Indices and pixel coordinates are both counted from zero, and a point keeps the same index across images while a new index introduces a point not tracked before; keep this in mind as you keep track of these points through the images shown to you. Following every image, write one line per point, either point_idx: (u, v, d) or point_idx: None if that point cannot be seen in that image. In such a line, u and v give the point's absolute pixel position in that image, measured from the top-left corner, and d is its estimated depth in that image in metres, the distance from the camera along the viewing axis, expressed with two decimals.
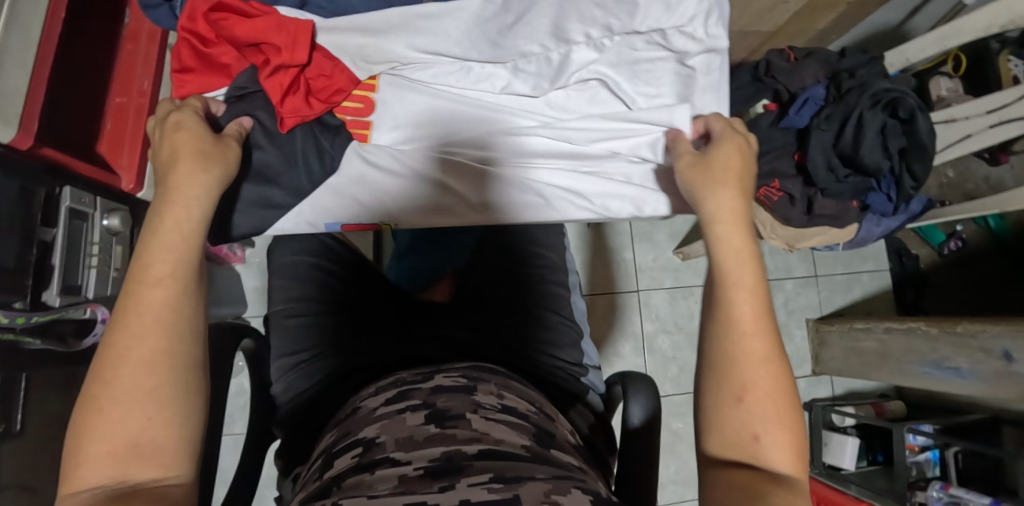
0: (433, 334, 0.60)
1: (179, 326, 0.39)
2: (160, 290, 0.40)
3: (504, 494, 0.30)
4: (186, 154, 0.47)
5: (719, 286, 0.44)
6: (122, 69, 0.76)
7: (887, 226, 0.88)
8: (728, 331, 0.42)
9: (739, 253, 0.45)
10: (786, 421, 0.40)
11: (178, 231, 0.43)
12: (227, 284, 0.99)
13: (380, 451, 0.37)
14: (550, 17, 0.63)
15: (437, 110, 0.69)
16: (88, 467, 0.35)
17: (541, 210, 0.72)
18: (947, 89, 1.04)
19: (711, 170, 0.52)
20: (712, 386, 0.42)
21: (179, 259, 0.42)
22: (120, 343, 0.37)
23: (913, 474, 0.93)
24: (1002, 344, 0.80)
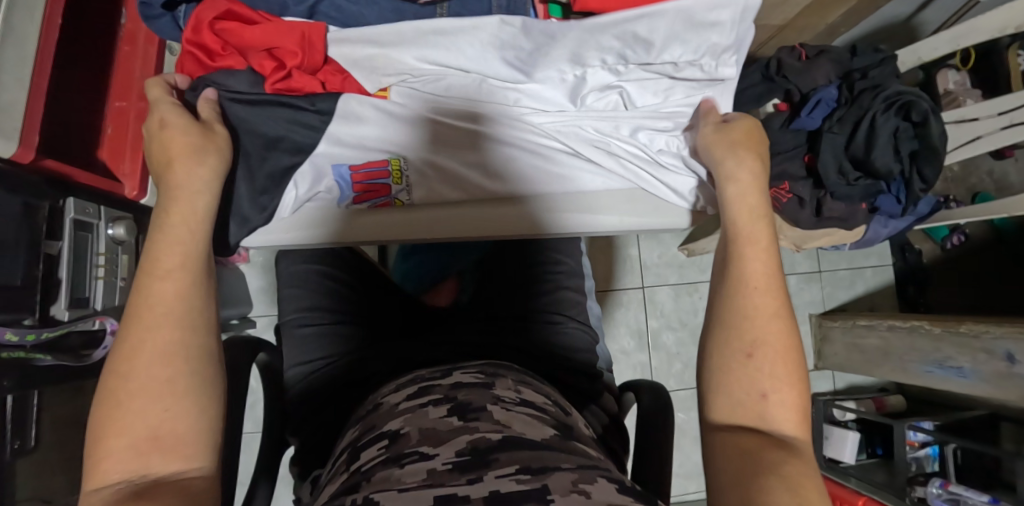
0: (447, 341, 0.58)
1: (193, 318, 0.40)
2: (173, 283, 0.41)
3: (532, 485, 0.29)
4: (178, 152, 0.48)
5: (733, 242, 0.49)
6: (121, 72, 0.76)
7: (894, 227, 0.90)
8: (737, 283, 0.45)
9: (753, 208, 0.51)
10: (791, 379, 0.41)
11: (185, 227, 0.44)
12: (233, 286, 0.99)
13: (406, 444, 0.37)
14: (567, 47, 0.58)
15: (448, 106, 0.66)
16: (110, 461, 0.34)
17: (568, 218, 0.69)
18: (954, 83, 1.02)
19: (731, 135, 0.57)
20: (721, 342, 0.44)
21: (188, 252, 0.43)
22: (140, 330, 0.38)
23: (913, 470, 0.97)
24: (1004, 346, 0.81)
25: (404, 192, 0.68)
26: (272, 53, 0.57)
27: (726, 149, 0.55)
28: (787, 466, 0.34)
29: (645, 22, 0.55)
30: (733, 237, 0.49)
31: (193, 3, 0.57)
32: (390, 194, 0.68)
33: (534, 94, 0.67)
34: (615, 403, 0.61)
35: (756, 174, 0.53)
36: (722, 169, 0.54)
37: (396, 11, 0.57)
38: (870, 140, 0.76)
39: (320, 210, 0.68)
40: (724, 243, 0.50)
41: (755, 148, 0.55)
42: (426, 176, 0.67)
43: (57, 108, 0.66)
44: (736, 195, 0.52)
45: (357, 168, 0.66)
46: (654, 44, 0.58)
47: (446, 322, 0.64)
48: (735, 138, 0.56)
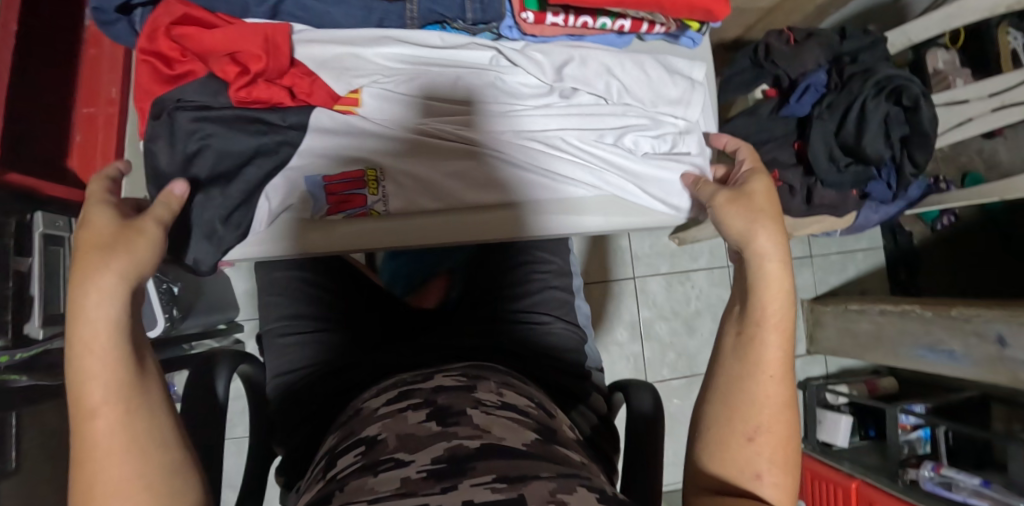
0: (433, 344, 0.55)
1: (149, 443, 0.32)
2: (104, 421, 0.32)
3: (508, 494, 0.28)
4: (83, 263, 0.35)
5: (754, 324, 0.44)
6: (87, 77, 0.74)
7: (885, 213, 0.89)
8: (754, 370, 0.42)
9: (777, 286, 0.45)
10: (788, 468, 0.40)
11: (97, 350, 0.33)
12: (220, 290, 0.97)
13: (383, 450, 0.36)
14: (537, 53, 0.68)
15: (426, 105, 0.67)
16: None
17: (554, 215, 0.68)
18: (944, 62, 1.01)
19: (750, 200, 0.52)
20: (722, 421, 0.41)
21: (111, 378, 0.33)
22: (85, 477, 0.31)
23: (906, 453, 0.98)
24: (996, 329, 0.81)
25: (380, 203, 0.64)
26: (235, 56, 0.58)
27: (749, 208, 0.50)
28: None
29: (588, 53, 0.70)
30: (747, 315, 0.44)
31: (148, 7, 0.57)
32: (366, 205, 0.64)
33: (513, 88, 0.69)
34: (604, 402, 0.60)
35: (781, 247, 0.46)
36: (752, 241, 0.47)
37: (366, 7, 0.63)
38: (861, 126, 0.75)
39: (293, 220, 0.63)
40: (736, 317, 0.46)
41: (774, 217, 0.49)
42: (410, 174, 0.65)
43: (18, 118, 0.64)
44: (767, 274, 0.45)
45: (331, 180, 0.63)
46: (606, 60, 0.70)
47: (441, 324, 0.60)
48: (761, 203, 0.51)
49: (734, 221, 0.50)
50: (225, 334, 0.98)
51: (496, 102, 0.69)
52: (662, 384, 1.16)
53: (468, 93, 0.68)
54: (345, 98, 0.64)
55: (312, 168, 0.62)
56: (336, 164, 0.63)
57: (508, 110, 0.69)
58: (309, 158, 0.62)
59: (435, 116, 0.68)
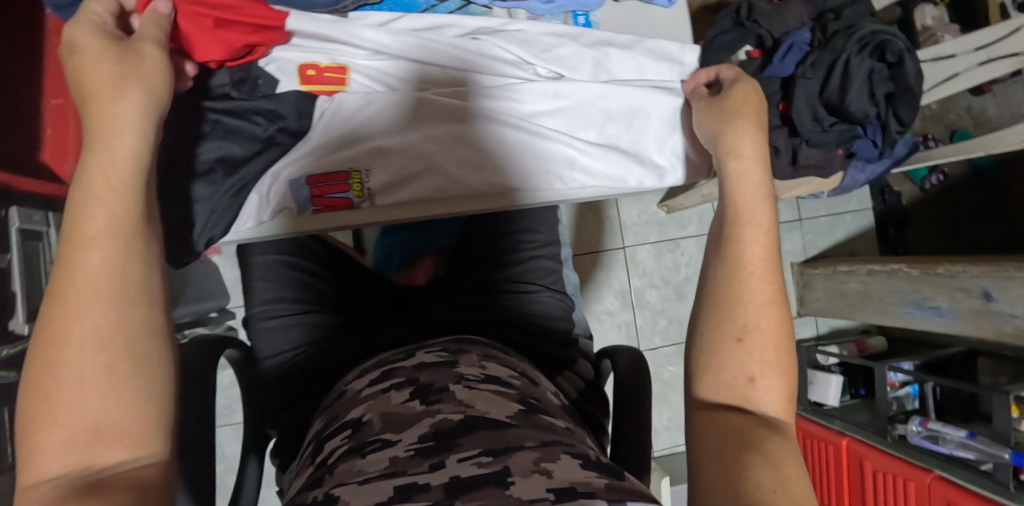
0: (418, 320, 0.54)
1: (136, 292, 0.31)
2: (100, 252, 0.31)
3: (492, 468, 0.29)
4: (107, 91, 0.37)
5: (730, 224, 0.45)
6: (53, 67, 0.72)
7: (871, 172, 0.88)
8: (733, 269, 0.42)
9: (755, 191, 0.46)
10: (780, 366, 0.39)
11: (113, 188, 0.33)
12: (209, 278, 0.96)
13: (368, 432, 0.36)
14: (522, 29, 0.68)
15: (406, 70, 0.66)
16: (47, 455, 0.26)
17: (544, 180, 0.67)
18: (932, 18, 1.00)
19: (728, 107, 0.54)
20: (712, 325, 0.41)
21: (115, 212, 0.33)
22: (64, 308, 0.29)
23: (893, 409, 0.99)
24: (981, 285, 0.82)
25: (367, 202, 0.63)
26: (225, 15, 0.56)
27: (731, 116, 0.52)
28: (771, 447, 0.33)
29: (569, 31, 0.69)
30: (728, 216, 0.45)
31: None
32: (353, 206, 0.63)
33: (503, 65, 0.69)
34: (591, 368, 0.59)
35: (758, 146, 0.49)
36: (725, 140, 0.51)
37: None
38: (844, 85, 0.74)
39: (277, 212, 0.61)
40: (718, 226, 0.46)
41: (760, 118, 0.51)
42: (399, 140, 0.64)
43: None
44: (742, 175, 0.47)
45: (315, 181, 0.61)
46: (592, 38, 0.70)
47: (427, 298, 0.59)
48: (741, 102, 0.53)
49: (722, 128, 0.52)
50: (218, 321, 0.98)
51: (494, 85, 0.69)
52: (653, 351, 1.18)
53: (452, 59, 0.67)
54: (331, 69, 0.64)
55: (302, 192, 0.61)
56: (326, 158, 0.62)
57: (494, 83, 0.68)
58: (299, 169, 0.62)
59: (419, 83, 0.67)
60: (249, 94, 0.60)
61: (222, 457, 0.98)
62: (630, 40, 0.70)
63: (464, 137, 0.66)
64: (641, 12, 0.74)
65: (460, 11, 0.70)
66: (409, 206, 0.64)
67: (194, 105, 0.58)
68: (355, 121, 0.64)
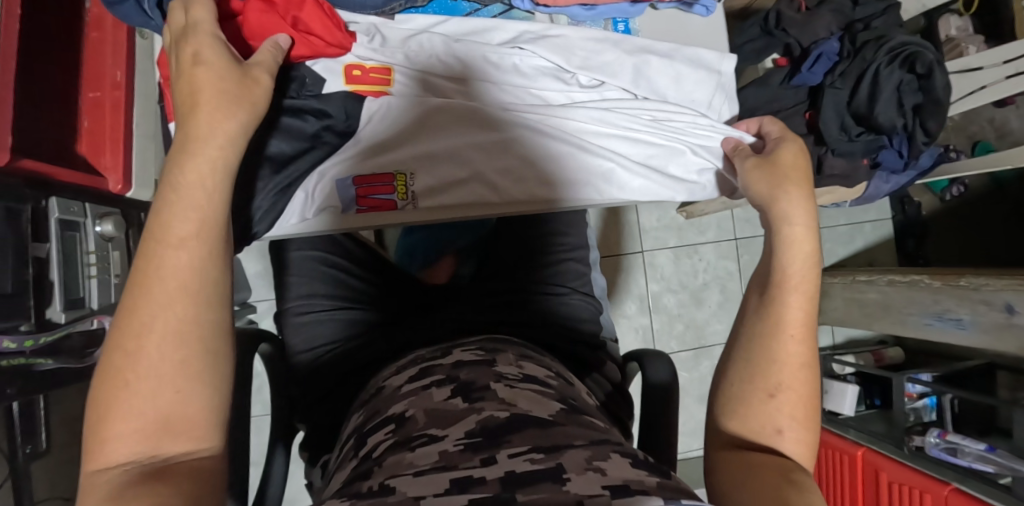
0: (452, 321, 0.55)
1: (214, 293, 0.31)
2: (189, 254, 0.31)
3: (547, 464, 0.30)
4: (205, 100, 0.37)
5: (774, 286, 0.42)
6: (91, 61, 0.74)
7: (895, 183, 0.88)
8: (770, 329, 0.40)
9: (806, 257, 0.43)
10: (810, 421, 0.39)
11: (208, 183, 0.34)
12: (234, 272, 0.97)
13: (414, 426, 0.37)
14: (563, 36, 0.69)
15: (450, 71, 0.67)
16: (116, 442, 0.27)
17: (583, 188, 0.69)
18: (956, 29, 1.01)
19: (774, 165, 0.52)
20: (743, 378, 0.40)
21: (207, 219, 0.32)
22: (147, 299, 0.29)
23: (912, 421, 1.01)
24: (1004, 298, 0.82)
25: (410, 206, 0.65)
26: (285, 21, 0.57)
27: (774, 175, 0.50)
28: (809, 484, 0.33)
29: (608, 40, 0.70)
30: (770, 277, 0.42)
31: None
32: (395, 209, 0.65)
33: (542, 72, 0.70)
34: (618, 371, 0.60)
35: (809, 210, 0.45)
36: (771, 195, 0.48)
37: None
38: (873, 96, 0.74)
39: (323, 213, 0.63)
40: (760, 273, 0.45)
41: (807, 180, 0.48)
42: (444, 147, 0.66)
43: (28, 104, 0.64)
44: (796, 238, 0.43)
45: (361, 181, 0.63)
46: (632, 47, 0.71)
47: (459, 297, 0.59)
48: (789, 159, 0.51)
49: (769, 181, 0.49)
50: (239, 314, 0.98)
51: (534, 89, 0.70)
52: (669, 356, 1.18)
53: (494, 63, 0.68)
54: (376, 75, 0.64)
55: (348, 193, 0.63)
56: (371, 162, 0.64)
57: (536, 91, 0.70)
58: (348, 169, 0.63)
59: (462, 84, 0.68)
60: (297, 92, 0.61)
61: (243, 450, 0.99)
62: (669, 49, 0.71)
63: (505, 143, 0.67)
64: (677, 19, 0.74)
65: (503, 15, 0.71)
66: (455, 209, 0.66)
67: None
68: (399, 122, 0.64)
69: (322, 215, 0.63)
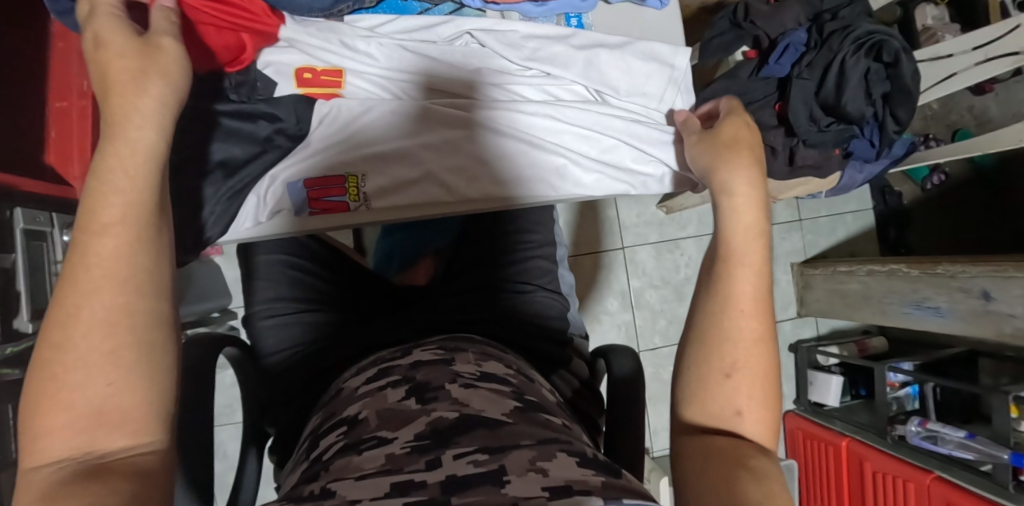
0: (412, 320, 0.55)
1: (149, 281, 0.31)
2: (113, 239, 0.30)
3: (488, 467, 0.29)
4: (120, 82, 0.37)
5: (719, 260, 0.42)
6: (57, 70, 0.74)
7: (869, 173, 0.88)
8: (725, 306, 0.39)
9: (749, 231, 0.43)
10: (767, 401, 0.37)
11: (127, 171, 0.33)
12: (210, 279, 0.97)
13: (365, 429, 0.37)
14: (517, 29, 0.69)
15: (406, 70, 0.68)
16: (51, 438, 0.26)
17: (541, 185, 0.69)
18: (932, 18, 1.01)
19: (721, 145, 0.53)
20: (698, 358, 0.39)
21: (133, 202, 0.32)
22: (75, 290, 0.28)
23: (894, 410, 0.99)
24: (981, 285, 0.82)
25: (361, 207, 0.65)
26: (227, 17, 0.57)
27: (723, 156, 0.51)
28: (761, 468, 0.32)
29: (559, 34, 0.70)
30: (725, 252, 0.42)
31: None
32: (349, 210, 0.65)
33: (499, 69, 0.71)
34: (586, 368, 0.59)
35: (754, 183, 0.45)
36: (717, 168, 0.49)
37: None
38: (840, 85, 0.75)
39: (282, 216, 0.63)
40: (713, 254, 0.43)
41: (753, 156, 0.49)
42: (398, 143, 0.67)
43: None
44: (739, 207, 0.44)
45: (311, 185, 0.64)
46: (582, 41, 0.71)
47: (425, 298, 0.59)
48: (737, 139, 0.52)
49: (717, 162, 0.50)
50: (218, 321, 0.98)
51: (491, 86, 0.71)
52: (652, 351, 1.18)
53: (450, 60, 0.68)
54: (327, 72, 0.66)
55: (300, 201, 0.64)
56: (320, 165, 0.65)
57: (490, 86, 0.71)
58: (307, 169, 0.64)
59: (420, 82, 0.69)
60: (248, 96, 0.62)
61: (223, 455, 0.99)
62: (621, 41, 0.71)
63: (461, 143, 0.68)
64: (636, 14, 0.74)
65: (454, 14, 0.71)
66: (408, 208, 0.67)
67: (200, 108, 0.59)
68: (358, 123, 0.66)
69: (276, 217, 0.63)
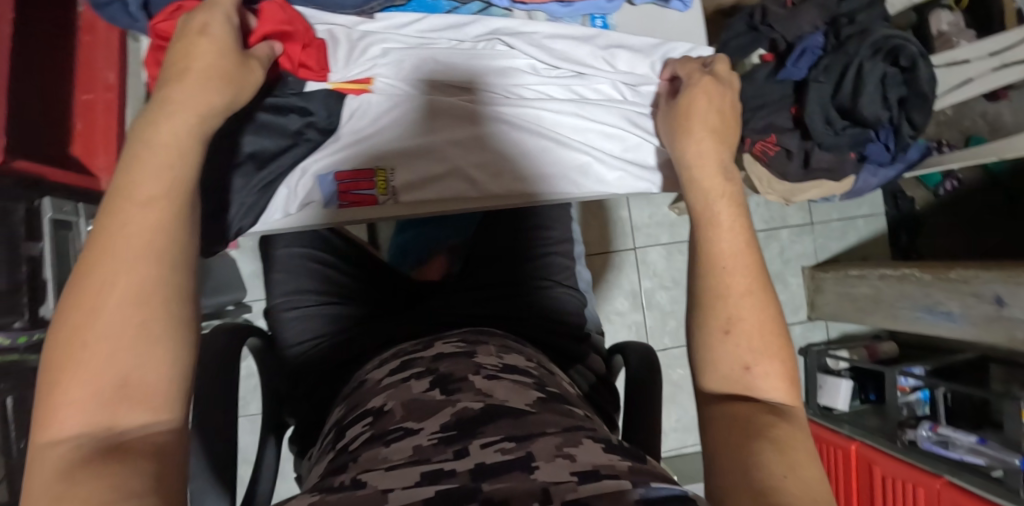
0: (436, 313, 0.55)
1: (182, 257, 0.31)
2: (157, 212, 0.31)
3: (516, 454, 0.30)
4: (195, 70, 0.39)
5: (700, 226, 0.43)
6: (84, 63, 0.75)
7: (884, 176, 0.86)
8: (708, 266, 0.40)
9: (715, 197, 0.45)
10: (776, 350, 0.37)
11: (176, 149, 0.34)
12: (225, 271, 0.98)
13: (390, 419, 0.38)
14: (540, 28, 0.71)
15: (430, 65, 0.68)
16: (68, 412, 0.26)
17: (563, 184, 0.70)
18: (948, 24, 1.01)
19: (685, 119, 0.53)
20: (699, 319, 0.39)
21: (177, 181, 0.33)
22: (106, 262, 0.29)
23: (904, 415, 1.00)
24: (994, 290, 0.82)
25: (390, 201, 0.66)
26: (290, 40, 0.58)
27: (681, 128, 0.53)
28: (778, 433, 0.32)
29: (581, 34, 0.72)
30: (698, 218, 0.44)
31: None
32: (376, 203, 0.66)
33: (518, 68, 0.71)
34: (603, 364, 0.60)
35: (720, 153, 0.49)
36: (682, 146, 0.51)
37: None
38: (856, 90, 0.75)
39: (312, 212, 0.64)
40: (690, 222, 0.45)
41: (726, 131, 0.51)
42: (421, 138, 0.67)
43: (24, 107, 0.66)
44: (700, 178, 0.47)
45: (342, 178, 0.64)
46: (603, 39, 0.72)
47: (445, 291, 0.60)
48: (704, 111, 0.53)
49: (675, 137, 0.53)
50: (233, 314, 0.99)
51: (512, 86, 0.71)
52: (663, 352, 1.18)
53: (473, 56, 0.69)
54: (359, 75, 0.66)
55: (329, 190, 0.64)
56: (350, 159, 0.65)
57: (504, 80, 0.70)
58: (337, 164, 0.65)
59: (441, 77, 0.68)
60: (280, 91, 0.61)
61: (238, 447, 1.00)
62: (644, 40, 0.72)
63: (484, 139, 0.69)
64: (658, 16, 0.75)
65: (483, 13, 0.72)
66: (432, 203, 0.67)
67: None
68: (383, 117, 0.66)
69: (305, 209, 0.64)
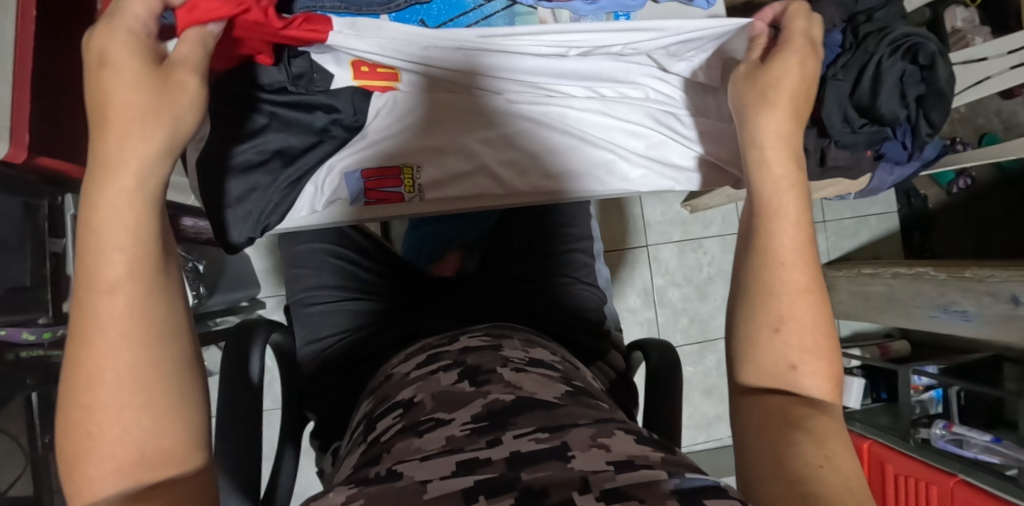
0: (458, 308, 0.56)
1: (167, 329, 0.29)
2: (124, 298, 0.28)
3: (551, 443, 0.30)
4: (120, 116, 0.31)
5: (759, 215, 0.41)
6: None
7: (900, 174, 0.88)
8: (767, 261, 0.38)
9: (780, 182, 0.41)
10: (826, 350, 0.37)
11: (129, 216, 0.29)
12: (239, 266, 0.98)
13: (421, 411, 0.38)
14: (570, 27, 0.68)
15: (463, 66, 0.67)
16: (96, 485, 0.26)
17: (586, 180, 0.72)
18: (962, 20, 1.01)
19: (768, 89, 0.47)
20: (746, 315, 0.39)
21: (139, 250, 0.29)
22: (92, 350, 0.27)
23: (918, 414, 1.00)
24: (1010, 289, 0.81)
25: (416, 198, 0.69)
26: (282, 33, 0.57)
27: (761, 98, 0.46)
28: (816, 423, 0.32)
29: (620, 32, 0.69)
30: (761, 207, 0.41)
31: None
32: (402, 200, 0.69)
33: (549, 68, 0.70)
34: (622, 360, 0.60)
35: (793, 136, 0.44)
36: (755, 125, 0.45)
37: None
38: (876, 88, 0.75)
39: (338, 209, 0.67)
40: (748, 209, 0.43)
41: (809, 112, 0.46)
42: (453, 140, 0.71)
43: (46, 104, 0.67)
44: (772, 160, 0.42)
45: (368, 175, 0.68)
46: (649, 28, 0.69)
47: (464, 286, 0.60)
48: (796, 84, 0.46)
49: (750, 107, 0.46)
50: (247, 309, 1.00)
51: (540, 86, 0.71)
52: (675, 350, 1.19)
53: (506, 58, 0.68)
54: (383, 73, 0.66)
55: (355, 189, 0.67)
56: (376, 157, 0.68)
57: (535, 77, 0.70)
58: (365, 160, 0.68)
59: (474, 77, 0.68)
60: (306, 89, 0.62)
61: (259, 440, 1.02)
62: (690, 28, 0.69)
63: (512, 138, 0.72)
64: (681, 13, 0.74)
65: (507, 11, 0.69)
66: (459, 200, 0.70)
67: (248, 97, 0.60)
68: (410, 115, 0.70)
69: (331, 206, 0.66)
